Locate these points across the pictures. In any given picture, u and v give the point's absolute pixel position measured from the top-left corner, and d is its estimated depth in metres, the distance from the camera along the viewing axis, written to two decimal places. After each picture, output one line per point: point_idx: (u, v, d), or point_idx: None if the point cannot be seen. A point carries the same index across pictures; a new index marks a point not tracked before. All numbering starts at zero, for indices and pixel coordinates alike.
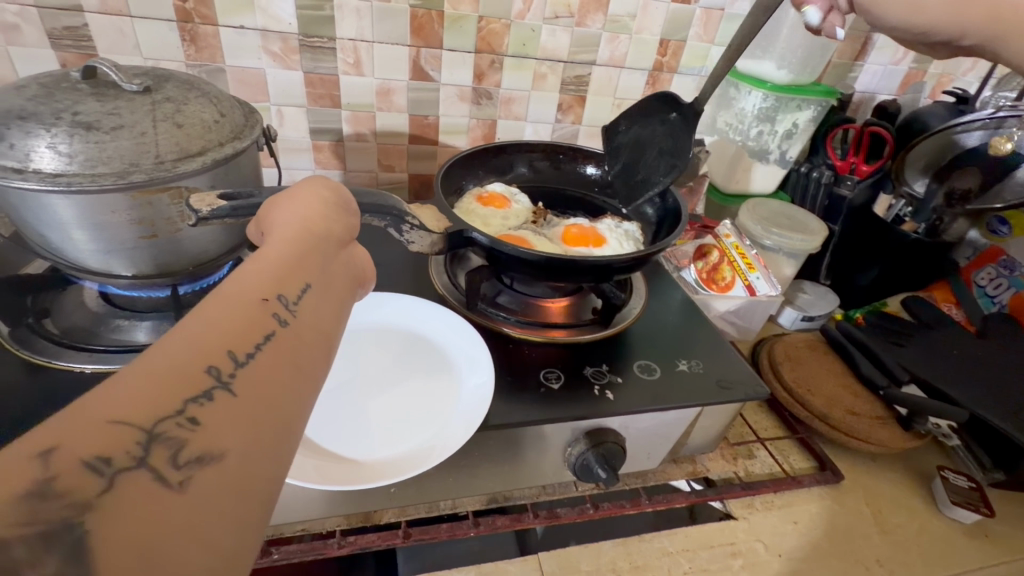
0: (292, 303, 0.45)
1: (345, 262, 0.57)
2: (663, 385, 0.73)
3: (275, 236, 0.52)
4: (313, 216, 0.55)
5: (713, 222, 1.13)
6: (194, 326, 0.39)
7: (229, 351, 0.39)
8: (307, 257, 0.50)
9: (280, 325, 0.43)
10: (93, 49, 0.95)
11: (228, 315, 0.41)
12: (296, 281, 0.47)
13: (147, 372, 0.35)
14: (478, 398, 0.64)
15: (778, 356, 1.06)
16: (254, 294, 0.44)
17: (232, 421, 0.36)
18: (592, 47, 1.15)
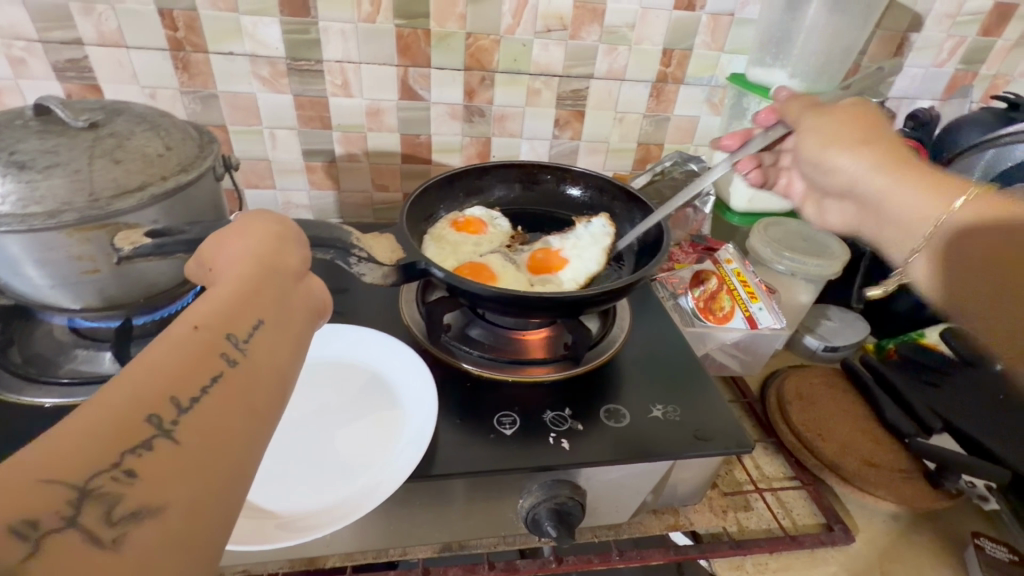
0: (244, 341, 0.42)
1: (305, 294, 0.51)
2: (640, 436, 0.67)
3: (231, 269, 0.48)
4: (267, 246, 0.51)
5: (719, 244, 1.06)
6: (133, 373, 0.36)
7: (172, 396, 0.36)
8: (263, 289, 0.46)
9: (229, 365, 0.39)
10: (94, 79, 0.98)
11: (173, 358, 0.38)
12: (249, 316, 0.44)
13: (83, 423, 0.33)
14: (422, 436, 0.61)
15: (788, 395, 0.95)
16: (202, 334, 0.40)
17: (174, 472, 0.33)
18: (589, 60, 1.09)
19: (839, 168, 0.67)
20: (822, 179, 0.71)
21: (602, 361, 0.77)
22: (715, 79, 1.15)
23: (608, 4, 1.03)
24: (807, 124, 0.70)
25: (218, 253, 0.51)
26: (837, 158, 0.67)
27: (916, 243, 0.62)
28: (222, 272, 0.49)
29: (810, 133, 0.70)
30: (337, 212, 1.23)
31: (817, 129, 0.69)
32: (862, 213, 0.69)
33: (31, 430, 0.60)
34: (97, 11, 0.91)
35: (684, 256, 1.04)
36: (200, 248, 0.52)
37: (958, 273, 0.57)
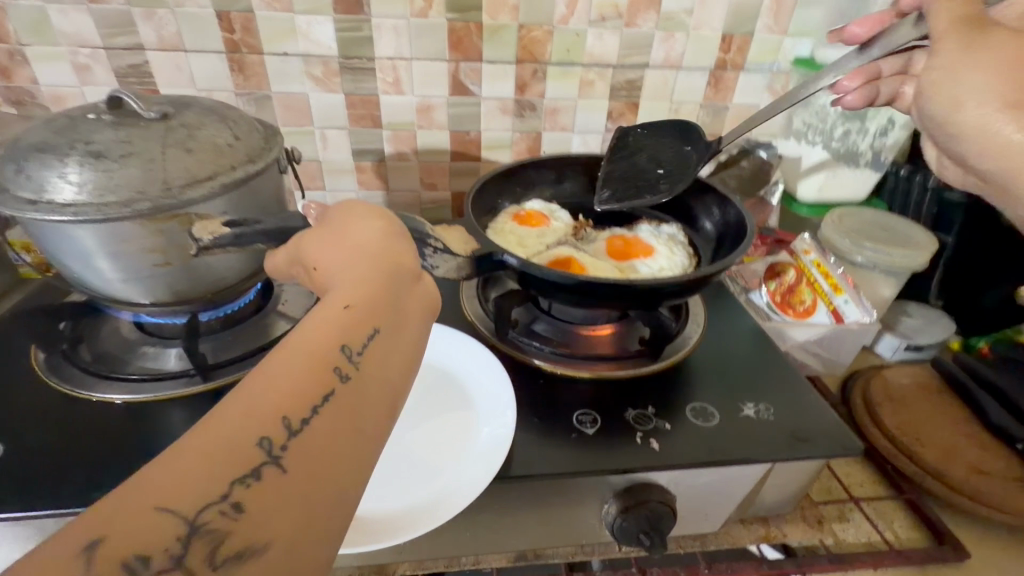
0: (354, 356, 0.41)
1: (415, 300, 0.49)
2: (735, 437, 0.62)
3: (341, 271, 0.47)
4: (375, 247, 0.49)
5: (790, 236, 0.99)
6: (253, 387, 0.37)
7: (282, 418, 0.35)
8: (379, 296, 0.45)
9: (341, 382, 0.39)
10: (153, 84, 0.99)
11: (288, 375, 0.38)
12: (364, 326, 0.43)
13: (199, 446, 0.33)
14: (501, 441, 0.57)
15: (876, 396, 0.88)
16: (318, 345, 0.40)
17: (279, 502, 0.33)
18: (644, 48, 1.05)
19: (967, 129, 0.56)
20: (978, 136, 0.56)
21: (678, 359, 0.73)
22: (778, 64, 1.09)
23: None
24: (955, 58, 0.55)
25: (319, 248, 0.50)
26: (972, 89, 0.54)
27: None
28: (331, 272, 0.48)
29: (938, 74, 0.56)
30: (386, 212, 1.21)
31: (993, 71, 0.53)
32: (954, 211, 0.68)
33: (100, 429, 0.59)
34: (157, 15, 0.92)
35: (754, 250, 0.97)
36: (297, 243, 0.51)
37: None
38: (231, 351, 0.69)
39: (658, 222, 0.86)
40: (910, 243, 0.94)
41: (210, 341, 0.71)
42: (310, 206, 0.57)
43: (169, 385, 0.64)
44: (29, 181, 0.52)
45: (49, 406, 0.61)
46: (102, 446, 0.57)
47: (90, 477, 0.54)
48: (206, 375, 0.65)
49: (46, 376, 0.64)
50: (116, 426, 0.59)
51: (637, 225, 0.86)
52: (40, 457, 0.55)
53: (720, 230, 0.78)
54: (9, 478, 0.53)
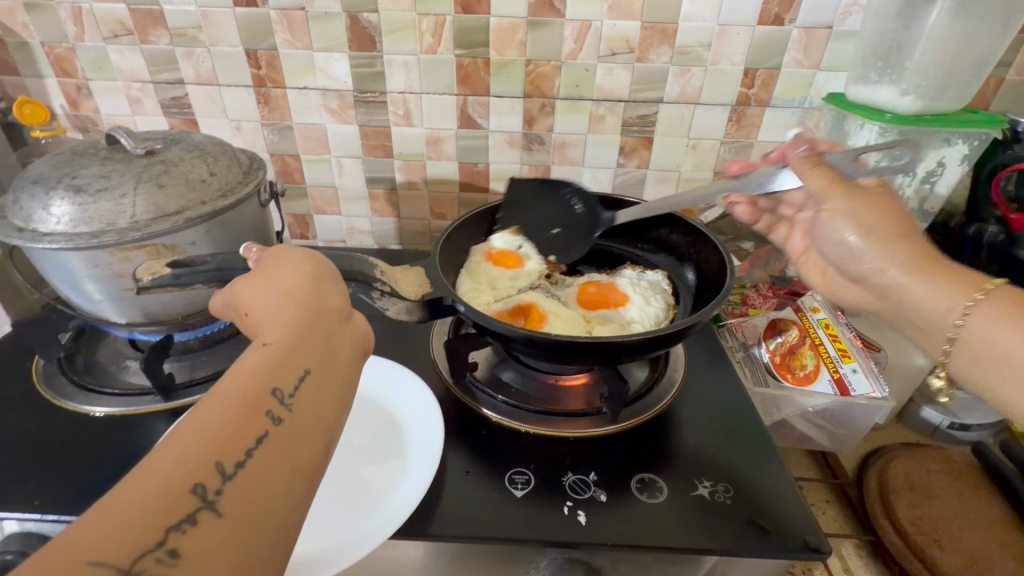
0: (288, 396, 0.39)
1: (348, 336, 0.48)
2: (697, 518, 0.56)
3: (270, 312, 0.46)
4: (304, 288, 0.48)
5: (806, 288, 0.90)
6: (181, 435, 0.35)
7: (217, 462, 0.34)
8: (308, 333, 0.44)
9: (274, 423, 0.37)
10: (192, 115, 1.09)
11: (219, 416, 0.36)
12: (293, 365, 0.41)
13: (128, 494, 0.31)
14: (415, 490, 0.55)
15: (896, 482, 0.76)
16: (249, 387, 0.38)
17: (218, 550, 0.31)
18: (658, 83, 1.01)
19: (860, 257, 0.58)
20: (841, 257, 0.61)
21: (640, 421, 0.67)
22: (809, 100, 1.01)
23: (680, 22, 0.95)
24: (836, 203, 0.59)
25: (242, 283, 0.49)
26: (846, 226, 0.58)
27: (944, 340, 0.53)
28: (251, 310, 0.47)
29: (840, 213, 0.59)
30: (397, 238, 1.24)
31: (853, 213, 0.58)
32: (884, 306, 0.60)
33: (74, 438, 0.64)
34: (196, 53, 1.02)
35: (762, 301, 0.89)
36: (230, 288, 0.49)
37: (982, 357, 0.50)
38: (203, 371, 0.74)
39: (642, 267, 0.84)
40: None
41: (184, 358, 0.75)
42: (252, 247, 0.55)
43: (137, 400, 0.69)
44: (23, 211, 0.59)
45: (41, 414, 0.67)
46: (67, 454, 0.62)
47: (52, 485, 0.58)
48: (169, 395, 0.69)
49: (38, 383, 0.71)
50: (90, 439, 0.64)
51: (619, 270, 0.84)
52: (12, 459, 0.61)
53: (704, 282, 0.76)
54: None
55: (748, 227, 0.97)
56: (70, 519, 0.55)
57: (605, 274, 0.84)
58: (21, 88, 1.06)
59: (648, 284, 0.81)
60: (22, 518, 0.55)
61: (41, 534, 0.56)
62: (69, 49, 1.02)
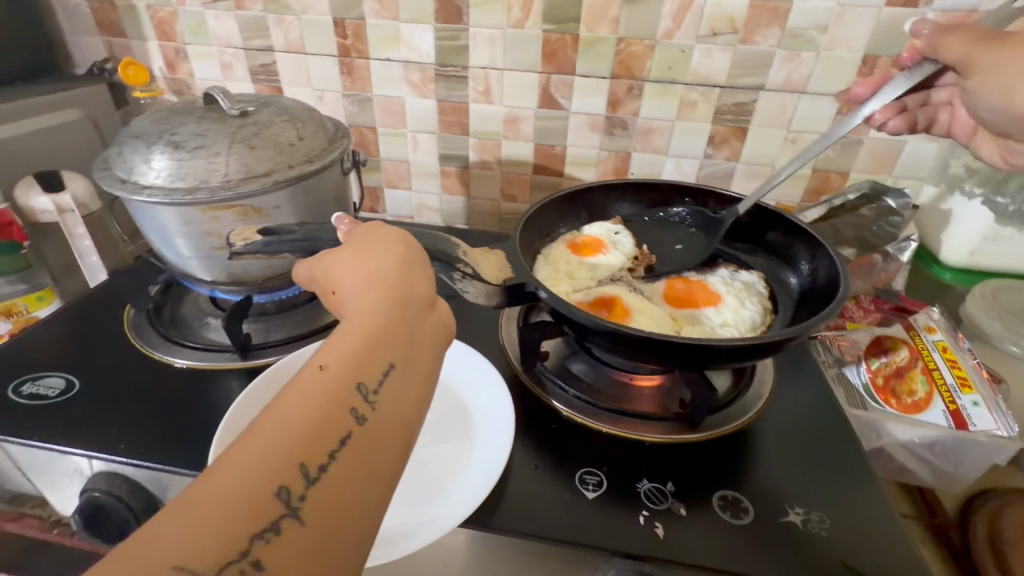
0: (371, 393, 0.37)
1: (435, 330, 0.45)
2: (781, 549, 0.50)
3: (357, 296, 0.44)
4: (391, 272, 0.46)
5: (916, 305, 0.81)
6: (264, 430, 0.34)
7: (300, 463, 0.33)
8: (395, 324, 0.42)
9: (357, 424, 0.36)
10: (278, 82, 1.11)
11: (303, 412, 0.35)
12: (377, 360, 0.39)
13: (214, 492, 0.30)
14: (485, 480, 0.52)
15: (1010, 532, 0.67)
16: (332, 381, 0.37)
17: (298, 559, 0.30)
18: (760, 68, 0.93)
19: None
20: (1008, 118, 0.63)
21: (723, 433, 0.62)
22: None
23: (794, 1, 0.86)
24: (989, 60, 0.60)
25: (335, 258, 0.48)
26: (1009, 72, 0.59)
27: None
28: (344, 291, 0.46)
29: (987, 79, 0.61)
30: (465, 218, 1.22)
31: None
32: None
33: (155, 388, 0.66)
34: (287, 21, 1.03)
35: (862, 315, 0.81)
36: (320, 263, 0.49)
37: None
38: (277, 334, 0.75)
39: (734, 266, 0.79)
40: None
41: (261, 320, 0.76)
42: (344, 217, 0.54)
43: (216, 357, 0.71)
44: (126, 164, 0.61)
45: (127, 362, 0.70)
46: (149, 403, 0.64)
47: (134, 431, 0.60)
48: (245, 354, 0.70)
49: (129, 331, 0.75)
50: (171, 390, 0.66)
51: (709, 269, 0.78)
52: (103, 401, 0.64)
53: (809, 289, 0.69)
54: (79, 419, 0.62)
55: (851, 232, 0.86)
56: (150, 465, 0.57)
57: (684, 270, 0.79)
58: (127, 50, 1.11)
59: (742, 285, 0.76)
60: (108, 459, 0.58)
61: (123, 476, 0.58)
62: (172, 14, 1.05)
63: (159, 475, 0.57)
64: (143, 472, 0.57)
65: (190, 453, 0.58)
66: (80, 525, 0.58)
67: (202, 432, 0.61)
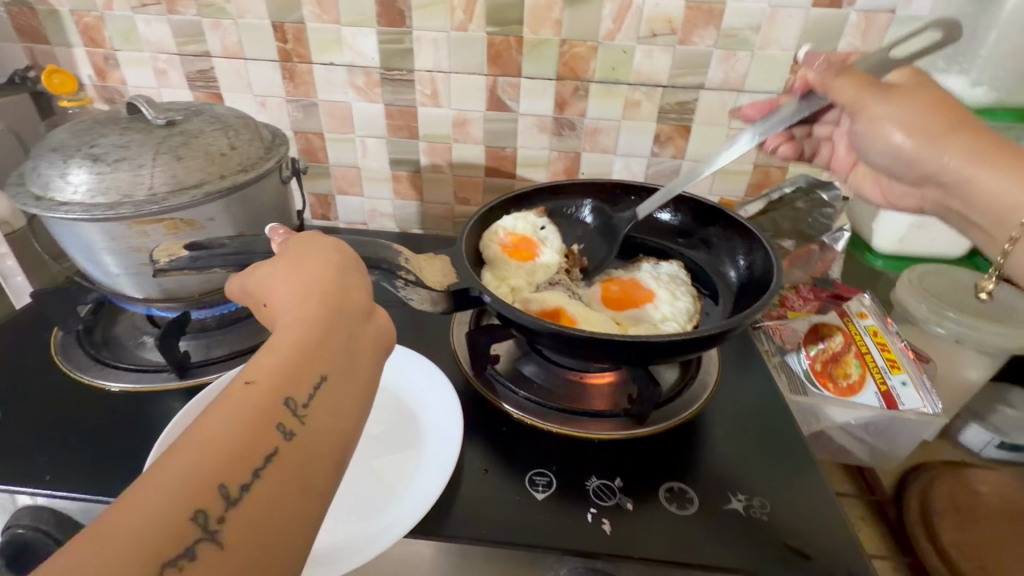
0: (301, 407, 0.36)
1: (374, 340, 0.44)
2: (727, 537, 0.52)
3: (291, 309, 0.43)
4: (326, 284, 0.45)
5: (850, 291, 0.85)
6: (186, 451, 0.32)
7: (220, 483, 0.31)
8: (329, 335, 0.41)
9: (286, 439, 0.35)
10: (217, 88, 1.07)
11: (227, 431, 0.34)
12: (309, 373, 0.38)
13: (124, 519, 0.29)
14: (432, 488, 0.52)
15: (940, 501, 0.72)
16: (260, 398, 0.36)
17: None
18: (699, 68, 0.95)
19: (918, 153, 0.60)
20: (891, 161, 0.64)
21: (669, 425, 0.63)
22: None
23: (728, 3, 0.89)
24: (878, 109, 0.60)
25: (267, 272, 0.47)
26: (882, 114, 0.60)
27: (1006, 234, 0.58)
28: (277, 305, 0.45)
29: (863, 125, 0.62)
30: (420, 223, 1.21)
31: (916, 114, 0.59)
32: (946, 197, 0.63)
33: (87, 414, 0.63)
34: (223, 26, 1.00)
35: (801, 304, 0.83)
36: (251, 276, 0.48)
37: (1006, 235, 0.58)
38: (218, 351, 0.72)
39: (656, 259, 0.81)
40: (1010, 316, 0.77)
41: (201, 337, 0.74)
42: (278, 228, 0.53)
43: (153, 378, 0.68)
44: (41, 179, 0.57)
45: (55, 388, 0.66)
46: (79, 430, 0.61)
47: (62, 462, 0.57)
48: (183, 373, 0.68)
49: (56, 355, 0.71)
50: (103, 415, 0.63)
51: (635, 265, 0.81)
52: (27, 431, 0.60)
53: (746, 281, 0.72)
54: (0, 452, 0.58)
55: (789, 225, 0.90)
56: (79, 495, 0.54)
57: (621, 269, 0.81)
58: (51, 57, 1.05)
59: (667, 277, 0.78)
60: (33, 493, 0.54)
61: (51, 509, 0.54)
62: (98, 19, 1.00)
63: (91, 505, 0.54)
64: (71, 504, 0.54)
65: (125, 479, 0.56)
66: (5, 564, 0.54)
67: (137, 457, 0.58)
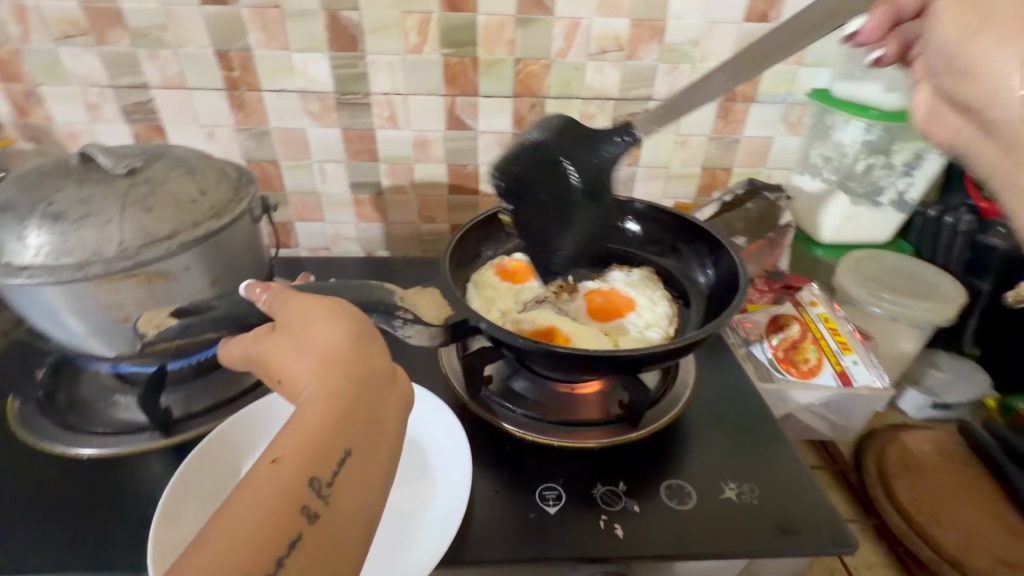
0: (324, 488, 0.38)
1: (396, 406, 0.45)
2: (728, 527, 0.56)
3: (311, 377, 0.43)
4: (344, 353, 0.44)
5: (801, 281, 0.93)
6: (217, 541, 0.34)
7: (250, 573, 0.33)
8: (350, 408, 0.42)
9: (309, 522, 0.36)
10: (159, 121, 1.02)
11: (254, 516, 0.35)
12: (331, 450, 0.39)
13: None
14: (450, 519, 0.53)
15: (892, 464, 0.80)
16: (284, 480, 0.37)
17: None
18: (647, 81, 1.01)
19: None
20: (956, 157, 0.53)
21: (661, 426, 0.68)
22: (793, 96, 0.97)
23: (668, 20, 0.94)
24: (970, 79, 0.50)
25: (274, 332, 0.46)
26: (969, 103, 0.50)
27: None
28: (293, 374, 0.44)
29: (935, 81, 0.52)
30: (386, 244, 1.20)
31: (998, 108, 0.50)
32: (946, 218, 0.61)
33: (67, 487, 0.59)
34: (160, 56, 0.95)
35: (758, 296, 0.90)
36: (259, 343, 0.47)
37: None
38: (200, 404, 0.69)
39: (630, 268, 0.86)
40: (932, 292, 0.88)
41: (180, 389, 0.70)
42: (255, 284, 0.51)
43: (130, 439, 0.64)
44: None
45: (24, 462, 0.62)
46: (62, 505, 0.58)
47: (49, 543, 0.54)
48: (168, 431, 0.65)
49: (16, 426, 0.65)
50: (85, 485, 0.60)
51: (610, 273, 0.85)
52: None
53: (716, 284, 0.77)
54: None
55: (742, 224, 0.97)
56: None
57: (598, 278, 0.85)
58: None
59: (645, 283, 0.84)
60: None
61: None
62: (15, 53, 0.93)
63: None
64: None
65: (120, 553, 0.53)
66: None
67: (129, 527, 0.56)
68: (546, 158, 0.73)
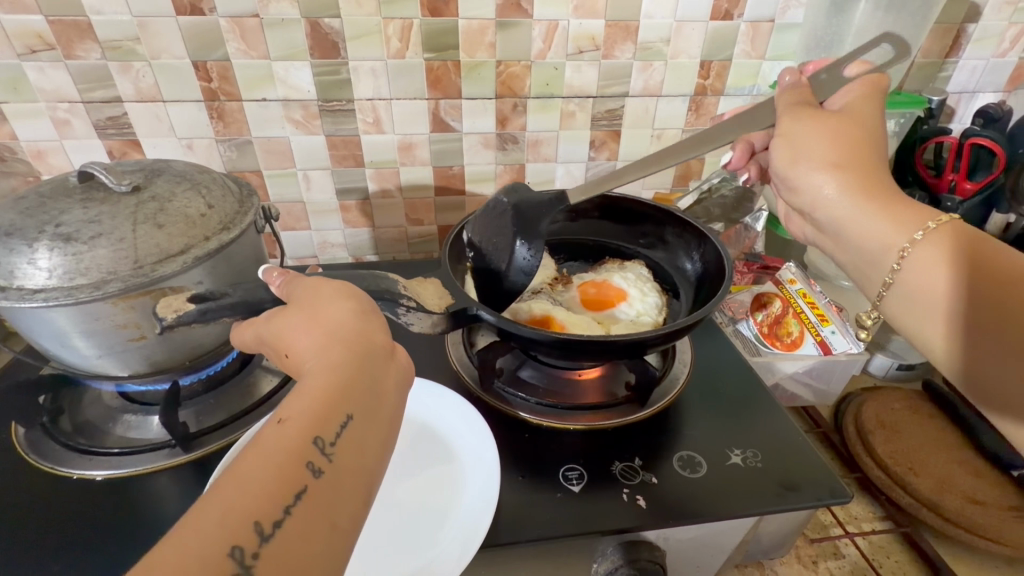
0: (329, 447, 0.38)
1: (395, 378, 0.46)
2: (732, 489, 0.61)
3: (316, 350, 0.44)
4: (348, 328, 0.46)
5: (777, 262, 1.00)
6: (221, 492, 0.34)
7: (255, 522, 0.33)
8: (352, 374, 0.42)
9: (314, 477, 0.36)
10: (133, 135, 0.99)
11: (262, 470, 0.35)
12: (336, 412, 0.40)
13: (163, 557, 0.30)
14: (485, 505, 0.55)
15: (869, 422, 0.87)
16: (289, 437, 0.37)
17: None
18: (623, 78, 1.05)
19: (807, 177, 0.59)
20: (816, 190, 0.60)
21: (666, 403, 0.72)
22: (757, 88, 1.09)
23: (641, 19, 0.99)
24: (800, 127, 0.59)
25: (289, 319, 0.48)
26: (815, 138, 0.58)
27: (882, 279, 0.57)
28: (300, 350, 0.46)
29: (785, 142, 0.59)
30: (373, 248, 1.21)
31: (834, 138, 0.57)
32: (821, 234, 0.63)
33: (84, 509, 0.58)
34: (134, 68, 0.92)
35: (740, 278, 0.98)
36: (271, 324, 0.48)
37: (920, 291, 0.54)
38: (213, 419, 0.69)
39: (621, 262, 0.91)
40: None
41: (192, 405, 0.70)
42: (271, 269, 0.54)
43: (145, 458, 0.64)
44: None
45: (34, 489, 0.60)
46: (82, 528, 0.57)
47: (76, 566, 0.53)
48: (185, 446, 0.65)
49: (24, 452, 0.64)
50: (104, 506, 0.59)
51: (601, 266, 0.91)
52: (16, 546, 0.55)
53: (701, 272, 0.83)
54: None
55: (719, 211, 1.04)
56: None
57: (591, 271, 0.90)
58: None
59: (636, 276, 0.88)
60: None
61: None
62: None
63: None
64: None
65: None
66: None
67: (157, 545, 0.55)
68: (517, 217, 0.74)
